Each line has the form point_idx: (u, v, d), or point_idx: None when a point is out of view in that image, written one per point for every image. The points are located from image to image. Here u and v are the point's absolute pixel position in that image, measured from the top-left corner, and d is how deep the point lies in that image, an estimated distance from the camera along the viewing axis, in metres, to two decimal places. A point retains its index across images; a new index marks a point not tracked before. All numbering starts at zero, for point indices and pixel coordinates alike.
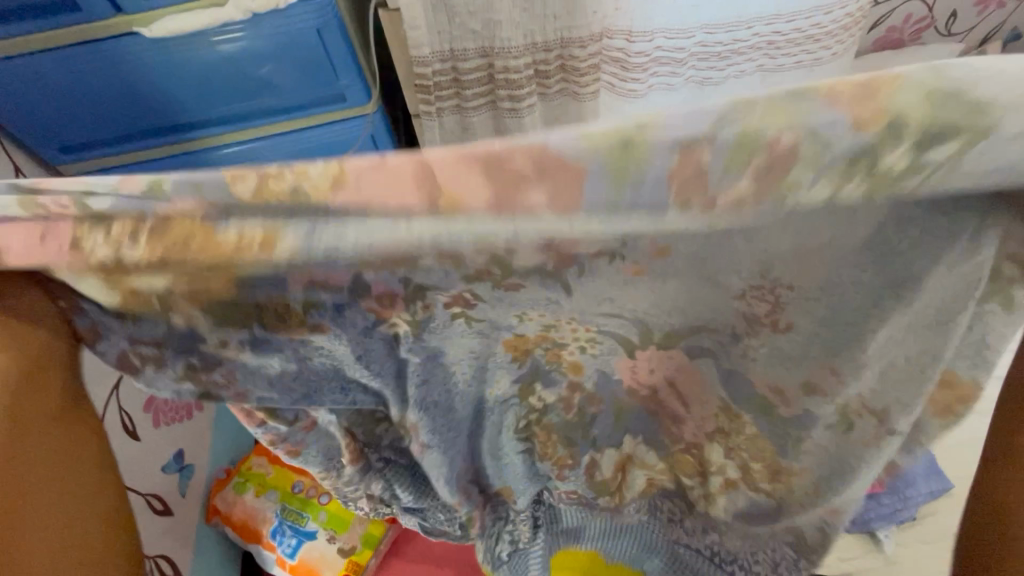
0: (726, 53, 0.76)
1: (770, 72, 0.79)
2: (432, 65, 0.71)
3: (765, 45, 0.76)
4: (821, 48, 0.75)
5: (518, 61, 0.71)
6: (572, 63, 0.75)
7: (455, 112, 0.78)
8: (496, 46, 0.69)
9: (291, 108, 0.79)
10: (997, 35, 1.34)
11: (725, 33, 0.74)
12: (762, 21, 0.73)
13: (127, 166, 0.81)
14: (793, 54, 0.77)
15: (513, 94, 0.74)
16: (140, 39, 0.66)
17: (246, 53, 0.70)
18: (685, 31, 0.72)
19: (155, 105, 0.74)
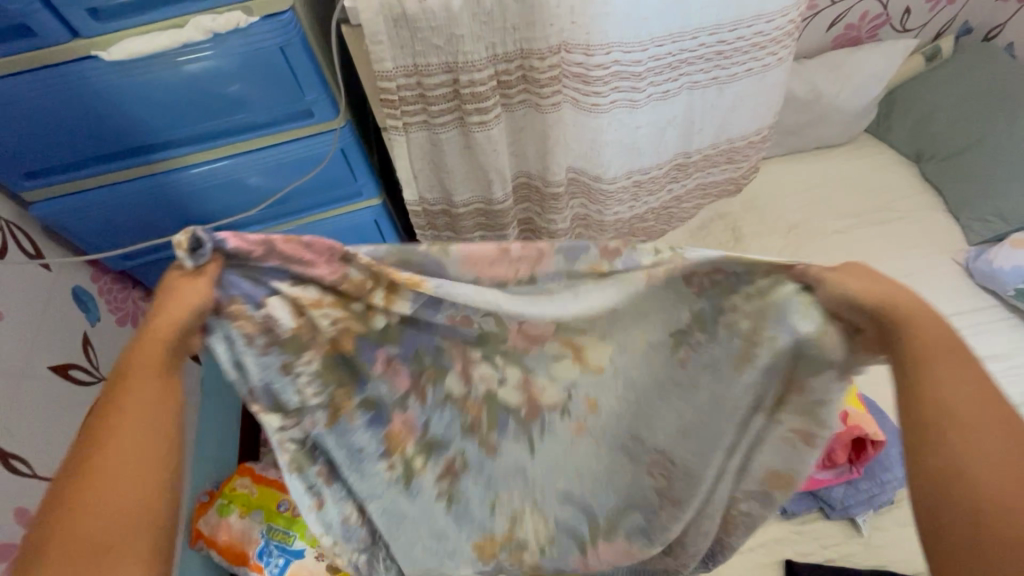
0: (675, 64, 0.82)
1: (724, 81, 0.88)
2: (396, 80, 0.71)
3: (713, 56, 0.83)
4: (766, 55, 0.86)
5: (483, 75, 0.71)
6: (532, 75, 0.75)
7: (423, 128, 0.79)
8: (460, 60, 0.70)
9: (259, 125, 0.78)
10: (949, 30, 1.39)
11: (674, 44, 0.79)
12: (707, 32, 0.80)
13: (92, 190, 0.80)
14: (743, 62, 0.86)
15: (480, 107, 0.74)
16: (99, 62, 0.66)
17: (211, 73, 0.69)
18: (641, 44, 0.76)
19: (120, 128, 0.73)
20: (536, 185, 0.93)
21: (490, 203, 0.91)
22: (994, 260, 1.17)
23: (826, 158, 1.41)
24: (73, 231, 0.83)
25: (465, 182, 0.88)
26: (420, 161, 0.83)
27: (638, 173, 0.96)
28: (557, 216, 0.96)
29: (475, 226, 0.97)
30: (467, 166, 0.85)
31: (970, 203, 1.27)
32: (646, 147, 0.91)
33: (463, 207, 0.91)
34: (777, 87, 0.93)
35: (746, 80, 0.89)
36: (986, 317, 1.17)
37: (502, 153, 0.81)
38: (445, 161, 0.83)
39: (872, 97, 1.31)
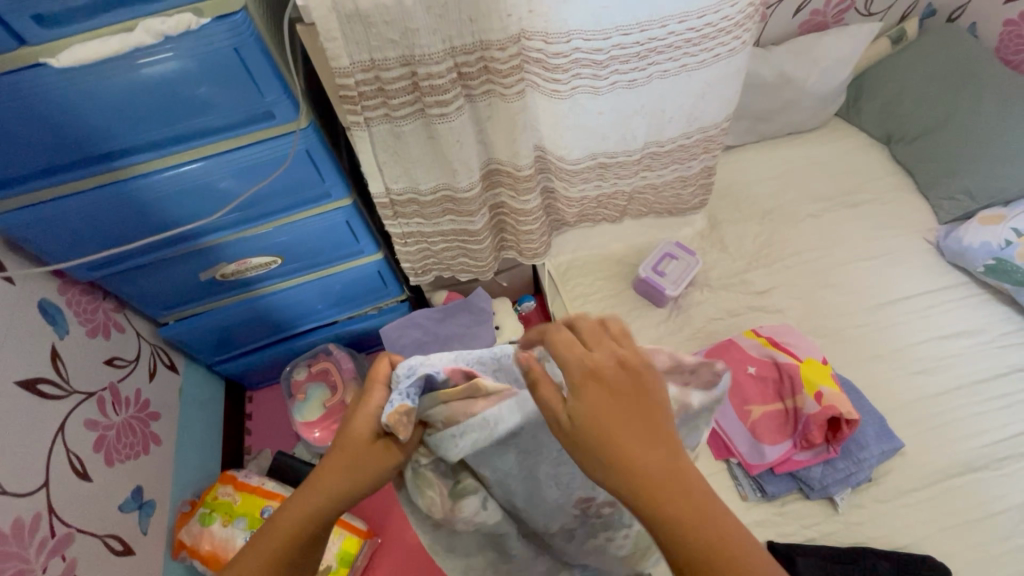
0: (643, 53, 0.81)
1: (692, 68, 0.86)
2: (354, 76, 0.71)
3: (683, 44, 0.82)
4: (729, 41, 0.84)
5: (440, 66, 0.71)
6: (493, 65, 0.74)
7: (385, 121, 0.78)
8: (416, 54, 0.69)
9: (220, 129, 0.78)
10: (914, 11, 1.39)
11: (640, 33, 0.78)
12: (675, 19, 0.78)
13: (52, 203, 0.78)
14: (711, 48, 0.84)
15: (440, 100, 0.75)
16: (49, 70, 0.64)
17: (166, 77, 0.69)
18: (603, 32, 0.76)
19: (78, 137, 0.72)
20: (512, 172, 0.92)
21: (455, 191, 0.92)
22: (964, 237, 1.18)
23: (798, 143, 1.42)
24: (36, 243, 0.82)
25: (431, 172, 0.88)
26: (387, 155, 0.83)
27: (603, 155, 0.97)
28: (529, 196, 0.97)
29: (444, 212, 0.97)
30: (431, 158, 0.86)
31: (939, 182, 1.29)
32: (609, 133, 0.93)
33: (431, 192, 0.92)
34: (738, 77, 0.92)
35: (716, 66, 0.88)
36: (957, 294, 1.19)
37: (465, 145, 0.82)
38: (410, 153, 0.84)
39: (840, 81, 1.32)
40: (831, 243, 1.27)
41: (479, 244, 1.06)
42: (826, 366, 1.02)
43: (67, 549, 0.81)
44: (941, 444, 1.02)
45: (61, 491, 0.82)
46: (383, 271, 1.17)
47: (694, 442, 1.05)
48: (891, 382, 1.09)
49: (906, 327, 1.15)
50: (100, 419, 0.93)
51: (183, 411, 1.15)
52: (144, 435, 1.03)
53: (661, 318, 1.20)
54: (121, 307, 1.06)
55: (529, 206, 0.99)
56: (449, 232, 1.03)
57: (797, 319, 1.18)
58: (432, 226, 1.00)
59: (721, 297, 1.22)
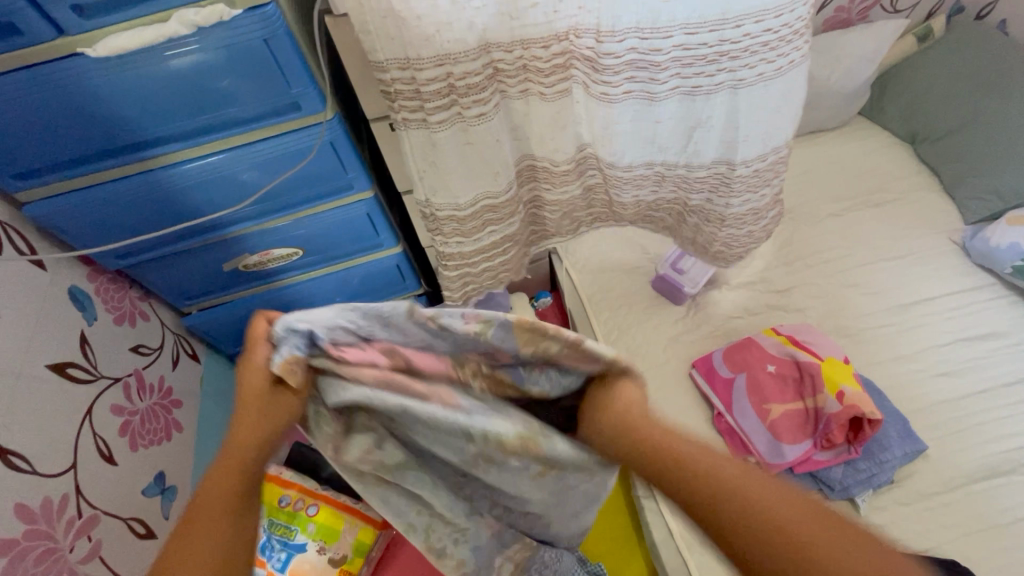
0: (713, 58, 0.76)
1: (769, 77, 0.78)
2: (390, 72, 0.71)
3: (759, 48, 0.74)
4: (802, 45, 0.76)
5: (476, 64, 0.72)
6: (533, 64, 0.77)
7: (421, 126, 0.79)
8: (451, 54, 0.70)
9: (247, 120, 0.79)
10: (941, 8, 1.36)
11: (709, 33, 0.73)
12: (750, 19, 0.71)
13: (85, 190, 0.80)
14: (786, 53, 0.76)
15: (477, 99, 0.77)
16: (85, 59, 0.66)
17: (195, 67, 0.70)
18: (662, 31, 0.73)
19: (112, 125, 0.74)
20: (550, 167, 0.94)
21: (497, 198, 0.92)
22: (991, 238, 1.16)
23: (821, 143, 1.41)
24: (67, 229, 0.84)
25: (466, 183, 0.88)
26: (421, 161, 0.83)
27: (661, 164, 0.95)
28: (567, 187, 0.98)
29: (484, 225, 0.97)
30: (471, 165, 0.85)
31: (965, 182, 1.26)
32: (665, 139, 0.89)
33: (470, 206, 0.92)
34: (802, 87, 0.82)
35: (791, 74, 0.79)
36: (985, 295, 1.16)
37: (502, 143, 0.85)
38: (446, 162, 0.84)
39: (865, 78, 1.30)
40: (853, 243, 1.25)
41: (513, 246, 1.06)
42: (848, 365, 1.00)
43: (93, 529, 0.83)
44: (965, 447, 1.00)
45: (87, 474, 0.84)
46: (402, 264, 1.18)
47: (712, 439, 1.04)
48: (914, 383, 1.07)
49: (929, 328, 1.13)
50: (126, 405, 0.95)
51: (204, 399, 1.17)
52: (167, 422, 1.05)
53: (678, 315, 1.19)
54: (147, 296, 1.08)
55: (566, 195, 1.00)
56: (490, 247, 1.02)
57: (817, 318, 1.17)
58: (472, 244, 0.99)
59: (740, 295, 1.21)
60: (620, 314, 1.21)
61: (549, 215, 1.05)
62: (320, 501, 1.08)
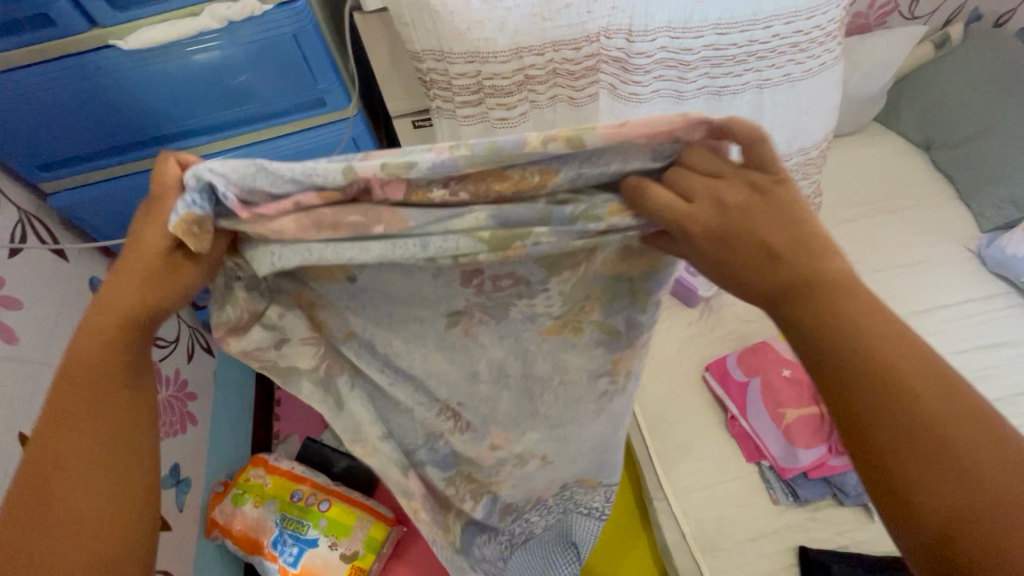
0: (741, 57, 0.78)
1: (796, 78, 0.81)
2: (425, 60, 0.73)
3: (788, 48, 0.77)
4: (838, 47, 0.79)
5: (504, 66, 0.72)
6: (564, 67, 0.76)
7: (450, 117, 0.80)
8: (482, 50, 0.70)
9: (271, 115, 0.79)
10: (959, 16, 1.36)
11: (740, 34, 0.75)
12: (782, 20, 0.74)
13: (109, 182, 0.81)
14: (816, 55, 0.79)
15: (503, 103, 0.76)
16: (116, 52, 0.66)
17: (223, 62, 0.70)
18: (693, 30, 0.74)
19: (139, 118, 0.74)
20: None
21: None
22: (1008, 247, 1.15)
23: (836, 148, 1.41)
24: (89, 221, 0.84)
25: None
26: None
27: None
28: None
29: None
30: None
31: (981, 189, 1.26)
32: None
33: None
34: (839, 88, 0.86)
35: (820, 76, 0.82)
36: (1000, 304, 1.16)
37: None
38: None
39: (882, 84, 1.30)
40: (867, 248, 1.25)
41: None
42: None
43: None
44: None
45: None
46: None
47: (725, 442, 1.04)
48: None
49: (943, 335, 1.13)
50: None
51: (217, 392, 1.17)
52: (181, 414, 1.05)
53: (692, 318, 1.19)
54: None
55: None
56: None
57: None
58: None
59: None
60: None
61: None
62: (332, 496, 1.09)
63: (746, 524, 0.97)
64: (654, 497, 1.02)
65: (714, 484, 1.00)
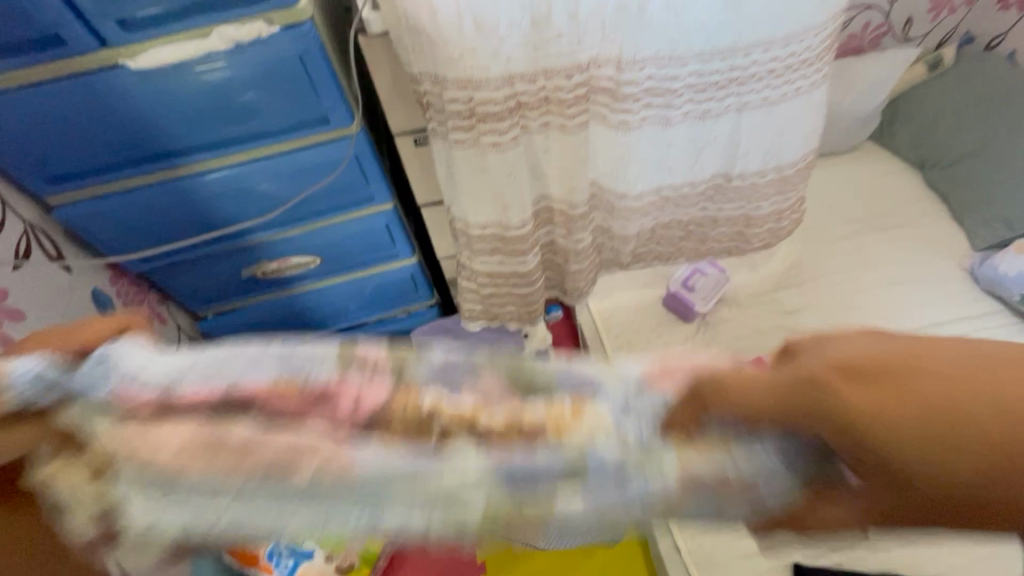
0: (723, 82, 0.81)
1: (774, 101, 0.84)
2: (421, 83, 0.74)
3: (767, 74, 0.81)
4: (815, 72, 0.82)
5: (498, 93, 0.74)
6: (556, 95, 0.78)
7: (442, 140, 0.81)
8: (475, 78, 0.72)
9: (276, 132, 0.81)
10: (952, 38, 1.39)
11: (721, 62, 0.78)
12: (760, 48, 0.78)
13: (115, 196, 0.82)
14: (792, 80, 0.82)
15: (495, 129, 0.77)
16: (125, 71, 0.68)
17: (231, 81, 0.72)
18: (679, 59, 0.77)
19: (146, 135, 0.75)
20: (564, 209, 0.95)
21: (506, 228, 0.91)
22: (1000, 266, 1.17)
23: (832, 166, 1.43)
24: (94, 234, 0.85)
25: (477, 206, 0.88)
26: (443, 167, 0.85)
27: (667, 188, 0.96)
28: (582, 234, 0.99)
29: (491, 251, 0.95)
30: (484, 192, 0.85)
31: (974, 209, 1.28)
32: (674, 163, 0.91)
33: (479, 228, 0.91)
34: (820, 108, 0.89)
35: (797, 100, 0.85)
36: (994, 322, 1.17)
37: (516, 178, 0.85)
38: (459, 179, 0.84)
39: (876, 105, 1.33)
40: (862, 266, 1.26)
41: (528, 284, 1.02)
42: None
43: None
44: None
45: None
46: (417, 275, 1.19)
47: None
48: None
49: None
50: None
51: None
52: None
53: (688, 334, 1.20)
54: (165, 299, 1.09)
55: (580, 245, 1.00)
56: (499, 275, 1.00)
57: None
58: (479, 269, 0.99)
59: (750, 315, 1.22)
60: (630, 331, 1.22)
61: (571, 264, 1.05)
62: None
63: (742, 541, 0.97)
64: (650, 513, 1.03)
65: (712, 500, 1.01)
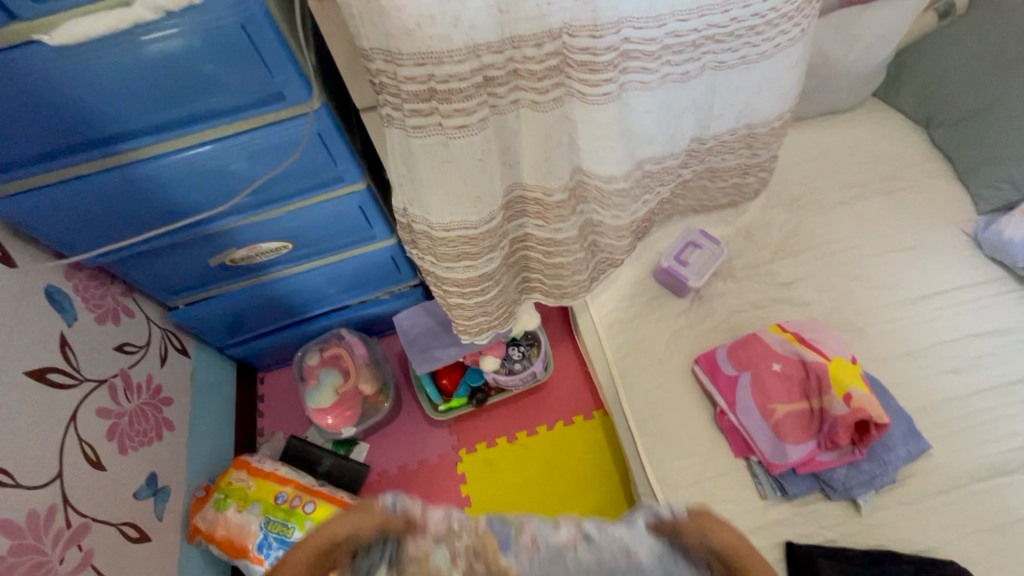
0: (700, 42, 0.76)
1: (753, 60, 0.81)
2: (373, 61, 0.66)
3: (745, 32, 0.76)
4: (793, 28, 0.78)
5: (462, 66, 0.65)
6: (524, 67, 0.71)
7: (400, 126, 0.73)
8: (436, 51, 0.64)
9: (227, 112, 0.73)
10: None
11: (699, 20, 0.73)
12: (740, 4, 0.73)
13: (54, 187, 0.74)
14: (771, 37, 0.79)
15: (460, 107, 0.69)
16: (43, 48, 0.60)
17: (168, 56, 0.64)
18: (658, 19, 0.70)
19: (81, 119, 0.68)
20: (536, 198, 0.89)
21: (473, 227, 0.85)
22: (1004, 231, 1.12)
23: (833, 125, 1.35)
24: (38, 229, 0.78)
25: (441, 204, 0.80)
26: (399, 165, 0.78)
27: (650, 161, 0.92)
28: (562, 224, 0.93)
29: (460, 254, 0.88)
30: (449, 187, 0.78)
31: (980, 169, 1.22)
32: (654, 135, 0.87)
33: (443, 229, 0.84)
34: (799, 62, 0.86)
35: (775, 57, 0.82)
36: (995, 290, 1.13)
37: (488, 163, 0.77)
38: (420, 172, 0.76)
39: (881, 59, 1.24)
40: (861, 234, 1.21)
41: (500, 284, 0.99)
42: (855, 365, 0.99)
43: (83, 539, 0.81)
44: (969, 447, 0.99)
45: (73, 480, 0.81)
46: (397, 256, 1.13)
47: (712, 437, 1.03)
48: (918, 381, 1.06)
49: (937, 323, 1.10)
50: (112, 407, 0.92)
51: (196, 396, 1.14)
52: (157, 421, 1.02)
53: (681, 309, 1.16)
54: (131, 291, 1.04)
55: (560, 236, 0.95)
56: (466, 284, 0.94)
57: (823, 313, 1.14)
58: (444, 271, 0.92)
59: (745, 288, 1.17)
60: (623, 307, 1.17)
61: (553, 257, 1.00)
62: (317, 498, 1.07)
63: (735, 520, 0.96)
64: (642, 491, 1.02)
65: (704, 478, 1.00)
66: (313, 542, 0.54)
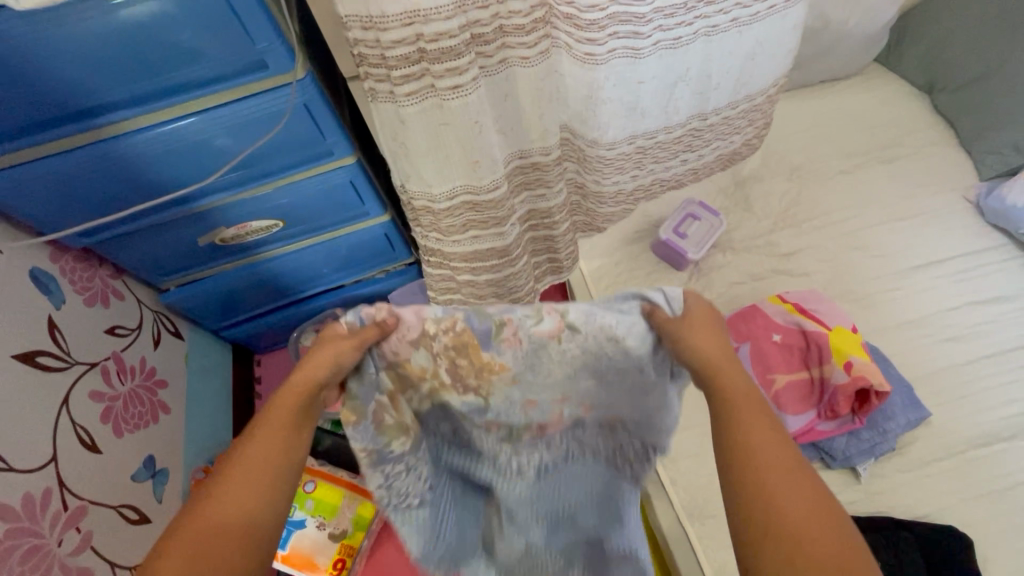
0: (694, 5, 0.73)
1: (744, 23, 0.79)
2: (351, 31, 0.62)
3: None
4: None
5: (451, 24, 0.62)
6: (510, 23, 0.67)
7: (390, 99, 0.70)
8: (421, 10, 0.60)
9: (208, 82, 0.70)
10: None
11: None
12: None
13: (32, 165, 0.72)
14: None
15: (452, 67, 0.66)
16: (10, 15, 0.56)
17: (142, 21, 0.61)
18: None
19: (56, 92, 0.65)
20: (540, 161, 0.88)
21: (478, 193, 0.83)
22: (1007, 196, 1.10)
23: (833, 93, 1.32)
24: (19, 210, 0.76)
25: (443, 172, 0.79)
26: (391, 141, 0.75)
27: (641, 136, 0.89)
28: (557, 185, 0.93)
29: (465, 225, 0.88)
30: (448, 154, 0.76)
31: (983, 135, 1.19)
32: (650, 104, 0.84)
33: (446, 199, 0.83)
34: (794, 30, 0.86)
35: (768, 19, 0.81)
36: (996, 257, 1.12)
37: (486, 127, 0.74)
38: (417, 143, 0.74)
39: (883, 22, 1.20)
40: (861, 203, 1.19)
41: (508, 259, 0.97)
42: (855, 334, 0.99)
43: (81, 521, 0.81)
44: (968, 414, 0.99)
45: (68, 463, 0.81)
46: (391, 233, 1.11)
47: None
48: (919, 349, 1.05)
49: (937, 291, 1.10)
50: (106, 390, 0.91)
51: (191, 379, 1.13)
52: (152, 404, 1.01)
53: (680, 282, 1.15)
54: (120, 273, 1.02)
55: (556, 198, 0.95)
56: (475, 257, 0.93)
57: (823, 283, 1.13)
58: (451, 243, 0.91)
59: (744, 260, 1.16)
60: (621, 282, 1.16)
61: (552, 225, 0.99)
62: (317, 477, 1.07)
63: None
64: None
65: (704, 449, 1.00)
66: (288, 399, 0.53)
